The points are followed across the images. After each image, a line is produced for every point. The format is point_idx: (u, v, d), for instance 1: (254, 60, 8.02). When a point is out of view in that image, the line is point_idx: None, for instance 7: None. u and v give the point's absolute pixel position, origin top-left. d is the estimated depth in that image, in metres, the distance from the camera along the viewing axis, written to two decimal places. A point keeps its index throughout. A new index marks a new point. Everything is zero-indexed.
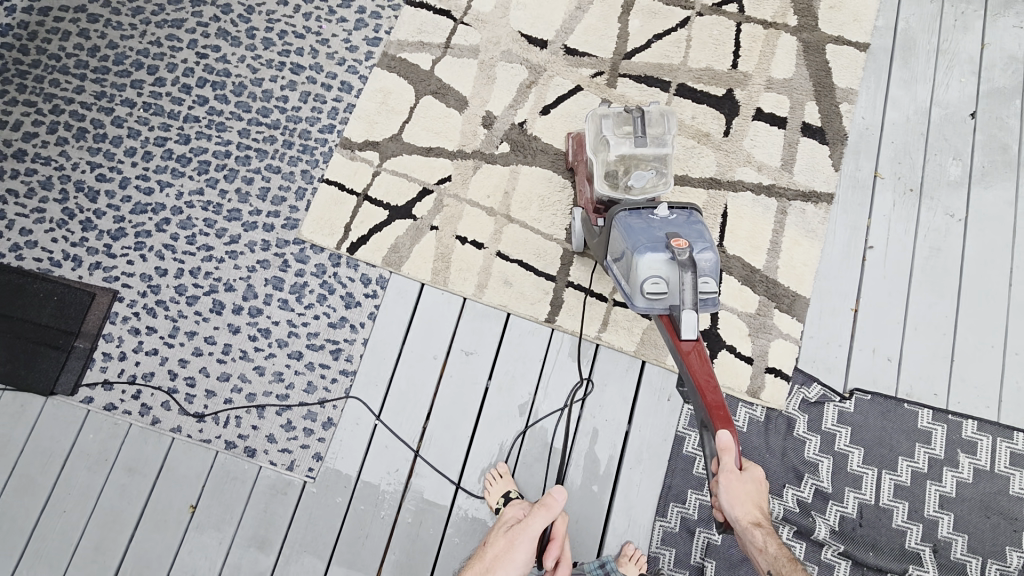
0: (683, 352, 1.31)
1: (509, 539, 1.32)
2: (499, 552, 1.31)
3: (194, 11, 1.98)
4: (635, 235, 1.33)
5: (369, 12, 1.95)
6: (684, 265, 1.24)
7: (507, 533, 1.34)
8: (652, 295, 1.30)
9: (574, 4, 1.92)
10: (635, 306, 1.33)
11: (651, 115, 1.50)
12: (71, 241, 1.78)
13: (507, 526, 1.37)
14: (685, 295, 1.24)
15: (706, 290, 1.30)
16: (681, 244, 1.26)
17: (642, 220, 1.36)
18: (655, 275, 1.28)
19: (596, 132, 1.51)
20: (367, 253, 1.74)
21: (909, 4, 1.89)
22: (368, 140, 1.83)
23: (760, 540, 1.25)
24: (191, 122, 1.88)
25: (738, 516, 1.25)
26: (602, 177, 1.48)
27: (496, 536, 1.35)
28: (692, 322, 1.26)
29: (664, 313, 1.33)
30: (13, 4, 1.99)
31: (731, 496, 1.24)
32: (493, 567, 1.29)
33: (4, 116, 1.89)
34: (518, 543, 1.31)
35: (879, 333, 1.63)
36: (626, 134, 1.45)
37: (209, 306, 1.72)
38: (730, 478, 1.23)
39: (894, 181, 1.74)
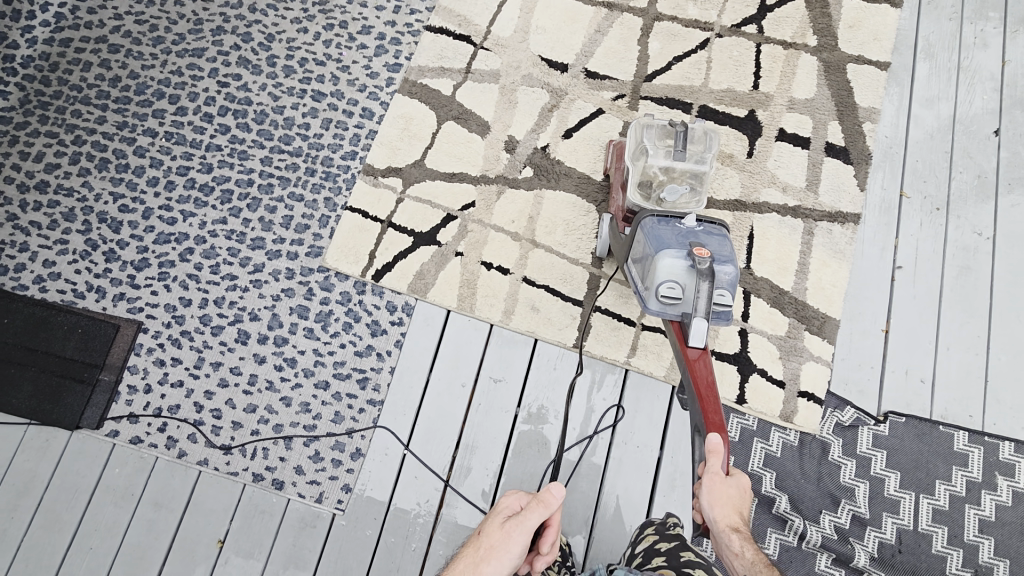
0: (689, 360, 1.29)
1: (506, 531, 1.16)
2: (494, 544, 1.15)
3: (215, 40, 1.99)
4: (658, 240, 1.33)
5: (389, 39, 1.97)
6: (703, 275, 1.24)
7: (504, 525, 1.17)
8: (665, 300, 1.30)
9: (593, 28, 1.94)
10: (648, 309, 1.34)
11: (694, 132, 1.57)
12: (95, 272, 1.78)
13: (504, 516, 1.20)
14: (698, 303, 1.24)
15: (721, 303, 1.30)
16: (703, 254, 1.25)
17: (669, 226, 1.36)
18: (672, 281, 1.29)
19: (638, 141, 1.55)
20: (392, 280, 1.73)
21: (928, 23, 1.90)
22: (390, 166, 1.83)
23: (737, 546, 1.17)
24: (213, 150, 1.88)
25: (716, 517, 1.19)
26: (636, 186, 1.50)
27: (491, 527, 1.19)
28: (701, 331, 1.26)
29: (674, 319, 1.33)
30: (35, 36, 2.01)
31: (711, 498, 1.20)
32: (485, 560, 1.13)
33: (27, 147, 1.90)
34: (515, 536, 1.15)
35: (911, 355, 1.61)
36: (667, 147, 1.51)
37: (234, 336, 1.71)
38: (713, 480, 1.20)
39: (919, 200, 1.74)
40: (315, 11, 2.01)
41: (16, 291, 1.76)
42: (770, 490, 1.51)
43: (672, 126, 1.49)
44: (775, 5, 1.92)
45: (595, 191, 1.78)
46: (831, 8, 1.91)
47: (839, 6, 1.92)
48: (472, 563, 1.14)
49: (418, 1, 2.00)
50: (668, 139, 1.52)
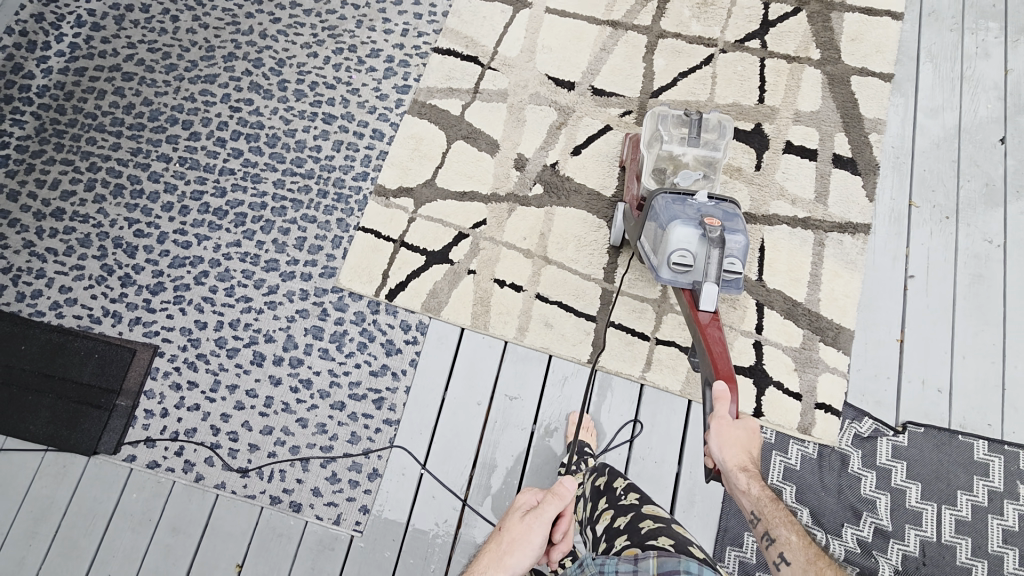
0: (700, 324, 1.32)
1: (526, 524, 1.11)
2: (515, 537, 1.10)
3: (227, 66, 2.03)
4: (670, 212, 1.38)
5: (397, 61, 2.01)
6: (714, 241, 1.29)
7: (523, 518, 1.12)
8: (677, 267, 1.34)
9: (599, 46, 1.97)
10: (660, 277, 1.37)
11: (709, 121, 1.59)
12: (111, 297, 1.79)
13: (522, 510, 1.15)
14: (709, 268, 1.29)
15: (731, 271, 1.34)
16: (714, 223, 1.31)
17: (680, 201, 1.41)
18: (683, 248, 1.33)
19: (653, 129, 1.60)
20: (406, 299, 1.74)
21: (929, 35, 1.93)
22: (401, 186, 1.85)
23: (743, 484, 1.22)
24: (226, 174, 1.91)
25: (725, 458, 1.23)
26: (650, 173, 1.56)
27: (511, 521, 1.13)
28: (711, 296, 1.30)
29: (685, 288, 1.37)
30: (50, 66, 2.05)
31: (720, 442, 1.24)
32: (509, 552, 1.08)
33: (43, 175, 1.93)
34: (536, 528, 1.10)
35: (926, 364, 1.61)
36: (682, 135, 1.56)
37: (250, 358, 1.72)
38: (722, 425, 1.24)
39: (929, 209, 1.74)
40: (324, 36, 2.05)
41: (33, 318, 1.78)
42: (790, 504, 1.50)
43: (687, 114, 1.53)
44: (777, 20, 1.95)
45: (605, 207, 1.80)
46: (833, 22, 1.94)
47: (840, 19, 1.94)
48: (496, 559, 1.08)
49: (426, 24, 2.04)
50: (683, 127, 1.57)
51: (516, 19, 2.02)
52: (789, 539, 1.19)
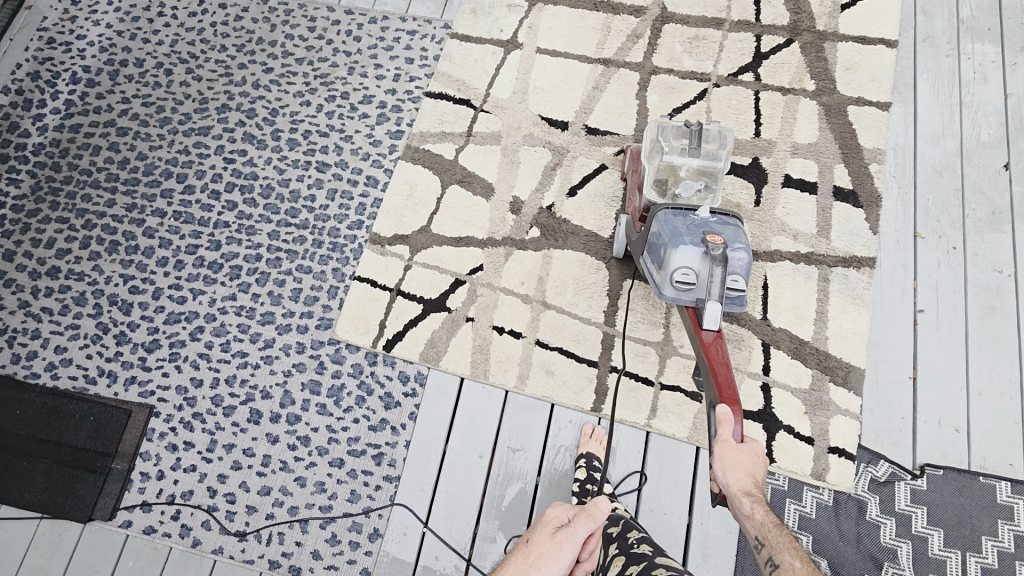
0: (703, 343, 1.34)
1: (557, 541, 1.13)
2: (544, 552, 1.12)
3: (220, 117, 2.04)
4: (672, 230, 1.38)
5: (390, 106, 2.01)
6: (717, 259, 1.30)
7: (554, 535, 1.14)
8: (680, 286, 1.35)
9: (591, 85, 1.96)
10: (663, 295, 1.38)
11: (709, 132, 1.63)
12: (106, 356, 1.77)
13: (552, 526, 1.17)
14: (712, 287, 1.31)
15: (734, 288, 1.36)
16: (717, 241, 1.32)
17: (682, 217, 1.42)
18: (686, 267, 1.34)
19: (654, 141, 1.63)
20: (404, 349, 1.71)
21: (925, 61, 1.91)
22: (397, 234, 1.83)
23: (747, 508, 1.16)
24: (221, 227, 1.90)
25: (728, 482, 1.19)
26: (652, 184, 1.59)
27: (541, 536, 1.15)
28: (715, 314, 1.32)
29: (688, 305, 1.38)
30: (46, 123, 2.06)
31: (723, 465, 1.21)
32: (536, 567, 1.10)
33: (39, 234, 1.93)
34: (566, 546, 1.12)
35: (941, 402, 1.56)
36: (682, 147, 1.59)
37: (247, 416, 1.68)
38: (724, 449, 1.22)
39: (935, 240, 1.70)
40: (317, 84, 2.06)
41: (28, 380, 1.76)
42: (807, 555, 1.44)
43: (687, 126, 1.56)
44: (770, 52, 1.94)
45: (603, 248, 1.76)
46: (826, 52, 1.93)
47: (834, 49, 1.93)
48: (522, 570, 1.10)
49: (418, 69, 2.05)
50: (683, 139, 1.59)
51: (507, 61, 2.02)
52: (792, 566, 1.09)
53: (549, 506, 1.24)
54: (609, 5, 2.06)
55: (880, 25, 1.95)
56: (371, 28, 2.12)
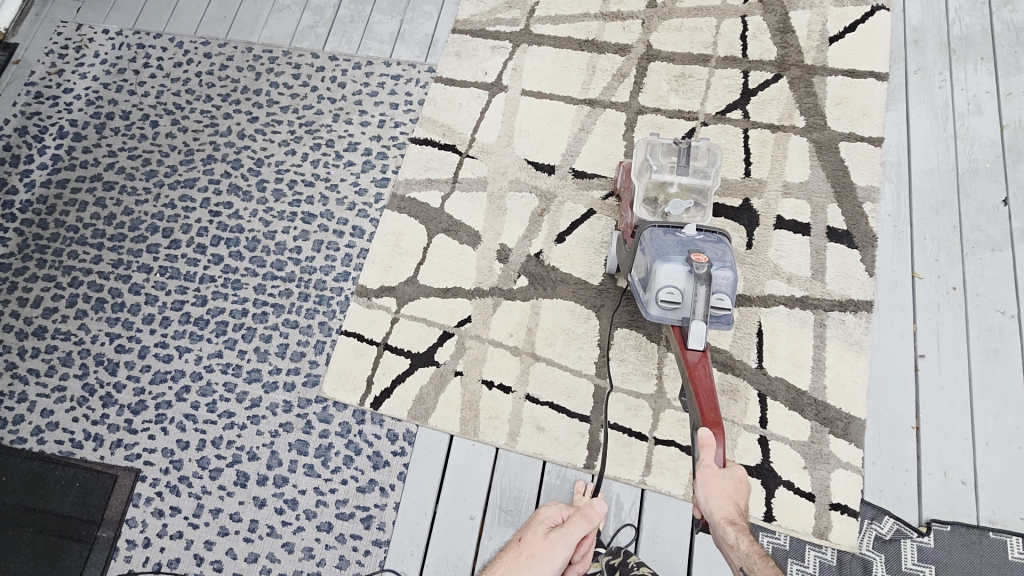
0: (689, 364, 1.32)
1: (550, 541, 1.33)
2: (536, 552, 1.32)
3: (206, 169, 2.03)
4: (659, 248, 1.38)
5: (375, 153, 1.99)
6: (701, 278, 1.30)
7: (547, 535, 1.35)
8: (666, 305, 1.35)
9: (577, 126, 1.93)
10: (649, 315, 1.38)
11: (698, 150, 1.65)
12: (92, 419, 1.75)
13: (546, 526, 1.38)
14: (696, 306, 1.30)
15: (720, 307, 1.35)
16: (701, 259, 1.32)
17: (668, 235, 1.42)
18: (671, 286, 1.34)
19: (644, 158, 1.63)
20: (392, 407, 1.68)
21: (917, 93, 1.87)
22: (383, 285, 1.80)
23: (732, 538, 1.15)
24: (207, 282, 1.88)
25: (711, 510, 1.18)
26: (642, 203, 1.56)
27: (534, 536, 1.36)
28: (700, 333, 1.31)
29: (674, 324, 1.37)
30: (33, 179, 2.06)
31: (706, 492, 1.18)
32: (529, 563, 1.30)
33: (25, 293, 1.91)
34: (558, 547, 1.32)
35: (946, 453, 1.50)
36: (671, 164, 1.59)
37: (234, 479, 1.66)
38: (707, 474, 1.19)
39: (934, 280, 1.65)
40: (302, 132, 2.04)
41: (14, 445, 1.74)
42: None
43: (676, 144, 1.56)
44: (758, 88, 1.91)
45: (593, 296, 1.73)
46: (815, 87, 1.90)
47: (823, 84, 1.90)
48: (514, 565, 1.31)
49: (402, 114, 2.03)
50: (672, 157, 1.60)
51: (491, 104, 2.00)
52: None
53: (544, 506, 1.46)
54: (594, 45, 2.04)
55: (870, 58, 1.92)
56: (355, 74, 2.11)
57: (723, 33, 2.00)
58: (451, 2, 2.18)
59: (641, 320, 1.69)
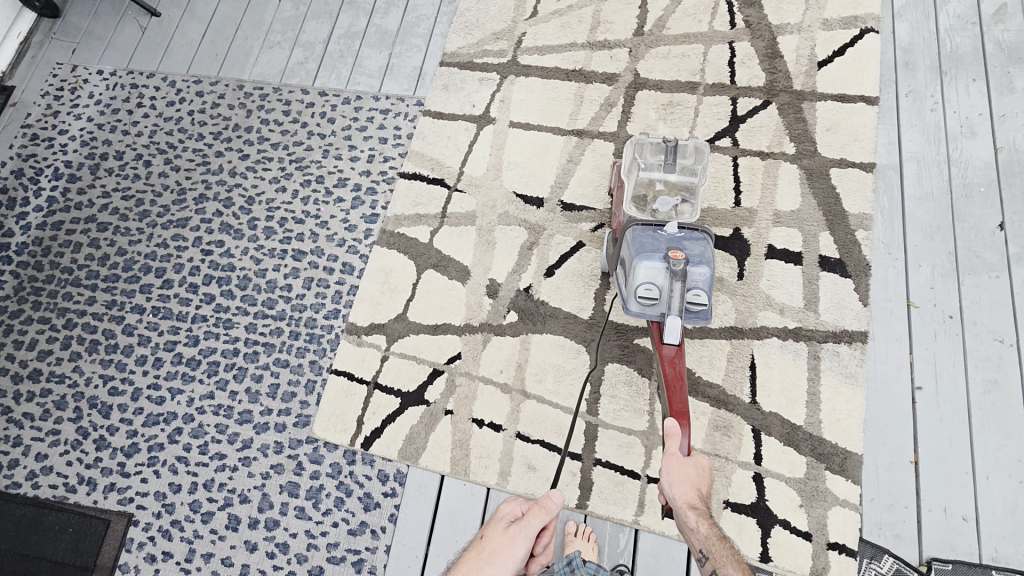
0: (665, 358, 1.40)
1: (510, 535, 1.17)
2: (498, 547, 1.16)
3: (197, 208, 2.04)
4: (639, 245, 1.40)
5: (364, 189, 2.00)
6: (677, 274, 1.33)
7: (507, 529, 1.19)
8: (644, 301, 1.38)
9: (566, 157, 1.93)
10: (628, 310, 1.41)
11: (686, 147, 1.62)
12: (86, 462, 1.76)
13: (506, 521, 1.22)
14: (672, 302, 1.34)
15: (697, 302, 1.38)
16: (678, 256, 1.34)
17: (650, 231, 1.43)
18: (649, 282, 1.37)
19: (631, 157, 1.60)
20: (383, 447, 1.67)
21: (909, 116, 1.85)
22: (373, 323, 1.80)
23: (693, 521, 1.22)
24: (199, 321, 1.88)
25: (675, 494, 1.26)
26: (630, 201, 1.56)
27: (494, 532, 1.20)
28: (675, 328, 1.36)
29: (653, 318, 1.41)
30: (29, 221, 2.08)
31: (670, 478, 1.28)
32: (489, 560, 1.14)
33: (21, 336, 1.93)
34: (519, 540, 1.16)
35: (947, 488, 1.47)
36: (659, 162, 1.57)
37: (225, 522, 1.65)
38: (672, 461, 1.30)
39: (930, 309, 1.63)
40: (292, 169, 2.06)
41: (10, 490, 1.75)
42: None
43: (663, 143, 1.55)
44: (747, 115, 1.90)
45: (583, 330, 1.71)
46: (805, 113, 1.89)
47: (812, 110, 1.89)
48: (475, 565, 1.14)
49: (391, 148, 2.04)
50: (659, 155, 1.58)
51: (480, 136, 2.00)
52: None
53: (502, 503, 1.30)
54: (581, 75, 2.04)
55: (860, 82, 1.91)
56: (345, 109, 2.12)
57: (711, 60, 2.00)
58: (439, 34, 2.20)
59: (632, 355, 1.67)
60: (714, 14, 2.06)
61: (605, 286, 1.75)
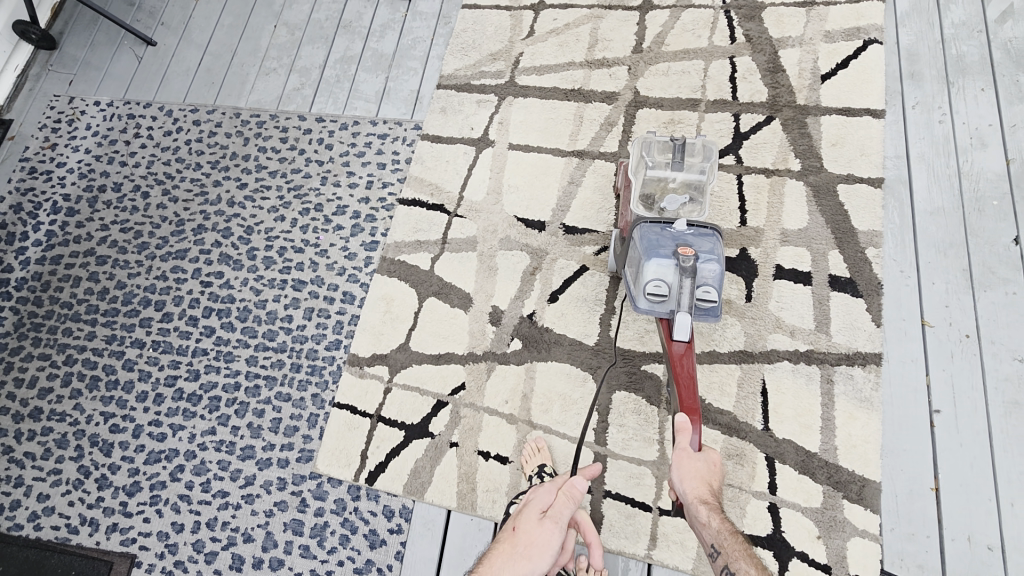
0: (675, 356, 1.38)
1: (546, 527, 1.24)
2: (534, 541, 1.22)
3: (196, 239, 2.02)
4: (648, 242, 1.38)
5: (364, 216, 1.97)
6: (687, 271, 1.31)
7: (541, 521, 1.25)
8: (653, 298, 1.36)
9: (567, 179, 1.90)
10: (637, 307, 1.39)
11: (693, 146, 1.59)
12: (87, 502, 1.73)
13: (537, 512, 1.28)
14: (682, 297, 1.33)
15: (707, 299, 1.35)
16: (687, 252, 1.32)
17: (659, 228, 1.41)
18: (659, 279, 1.34)
19: (638, 156, 1.57)
20: (388, 481, 1.63)
21: (916, 129, 1.81)
22: (376, 353, 1.77)
23: (704, 516, 1.21)
24: (200, 355, 1.86)
25: (686, 489, 1.26)
26: (638, 199, 1.53)
27: (528, 524, 1.26)
28: (685, 326, 1.32)
29: (663, 316, 1.38)
30: (28, 256, 2.07)
31: (680, 473, 1.28)
32: (528, 557, 1.19)
33: (21, 373, 1.91)
34: (553, 532, 1.23)
35: (970, 515, 1.42)
36: (667, 160, 1.53)
37: (229, 562, 1.62)
38: (682, 456, 1.29)
39: (946, 328, 1.58)
40: (291, 197, 2.04)
41: (12, 532, 1.72)
42: None
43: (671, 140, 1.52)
44: (749, 132, 1.87)
45: (589, 357, 1.68)
46: (809, 128, 1.85)
47: (817, 124, 1.85)
48: (512, 560, 1.19)
49: (390, 174, 2.02)
50: (667, 153, 1.54)
51: (479, 159, 1.98)
52: None
53: (528, 493, 1.35)
54: (581, 94, 2.02)
55: (864, 95, 1.87)
56: (342, 134, 2.10)
57: (711, 76, 1.97)
58: (435, 56, 2.18)
59: (640, 382, 1.63)
60: (713, 29, 2.03)
61: (610, 311, 1.71)
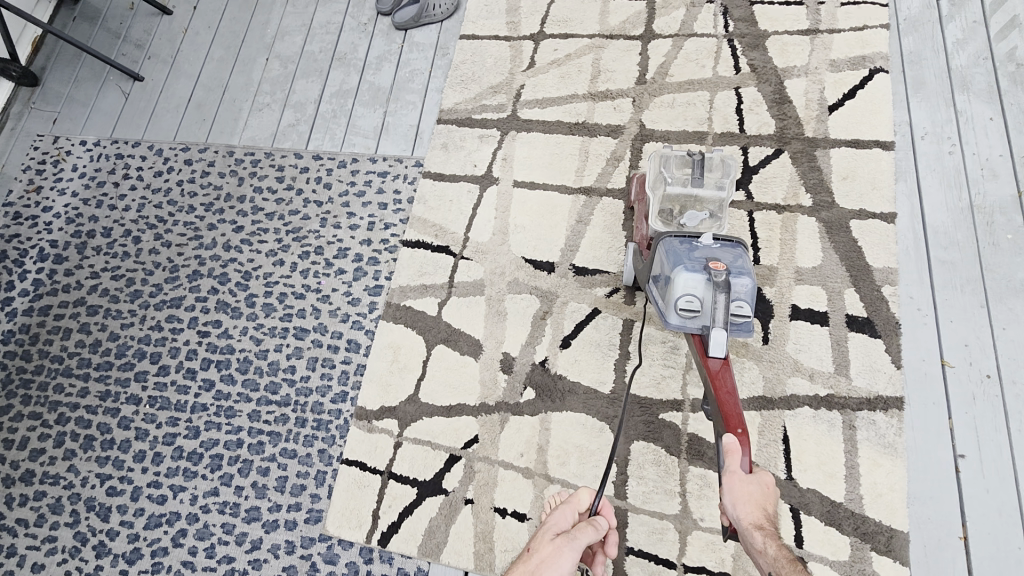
0: (711, 372, 1.31)
1: (557, 545, 1.07)
2: (545, 558, 1.05)
3: (192, 286, 1.95)
4: (675, 257, 1.35)
5: (366, 259, 1.91)
6: (720, 286, 1.27)
7: (555, 539, 1.09)
8: (685, 314, 1.32)
9: (575, 218, 1.86)
10: (668, 323, 1.35)
11: (712, 160, 1.53)
12: (86, 571, 1.65)
13: (553, 532, 1.12)
14: (716, 313, 1.28)
15: (740, 314, 1.32)
16: (719, 267, 1.29)
17: (685, 244, 1.38)
18: (690, 294, 1.31)
19: (657, 170, 1.54)
20: (401, 542, 1.58)
21: (926, 160, 1.79)
22: (384, 405, 1.72)
23: (760, 542, 1.08)
24: (199, 410, 1.79)
25: (738, 514, 1.14)
26: (656, 214, 1.53)
27: (541, 543, 1.10)
28: (720, 341, 1.29)
29: (695, 332, 1.34)
30: (14, 307, 1.98)
31: (732, 496, 1.16)
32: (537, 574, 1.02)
33: (11, 434, 1.83)
34: (567, 553, 1.06)
35: (1000, 565, 1.39)
36: (686, 176, 1.49)
37: None
38: (733, 479, 1.17)
39: (966, 368, 1.56)
40: (290, 240, 1.97)
41: None
42: None
43: (690, 156, 1.47)
44: (759, 165, 1.83)
45: (605, 405, 1.63)
46: (819, 161, 1.82)
47: (827, 157, 1.83)
48: None
49: (392, 214, 1.96)
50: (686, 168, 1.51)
51: (483, 198, 1.93)
52: None
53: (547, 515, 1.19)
54: (585, 128, 1.97)
55: (873, 125, 1.85)
56: (341, 172, 2.04)
57: (718, 108, 1.93)
58: (434, 89, 2.12)
59: (659, 432, 1.59)
60: (717, 58, 2.00)
61: (625, 357, 1.67)
